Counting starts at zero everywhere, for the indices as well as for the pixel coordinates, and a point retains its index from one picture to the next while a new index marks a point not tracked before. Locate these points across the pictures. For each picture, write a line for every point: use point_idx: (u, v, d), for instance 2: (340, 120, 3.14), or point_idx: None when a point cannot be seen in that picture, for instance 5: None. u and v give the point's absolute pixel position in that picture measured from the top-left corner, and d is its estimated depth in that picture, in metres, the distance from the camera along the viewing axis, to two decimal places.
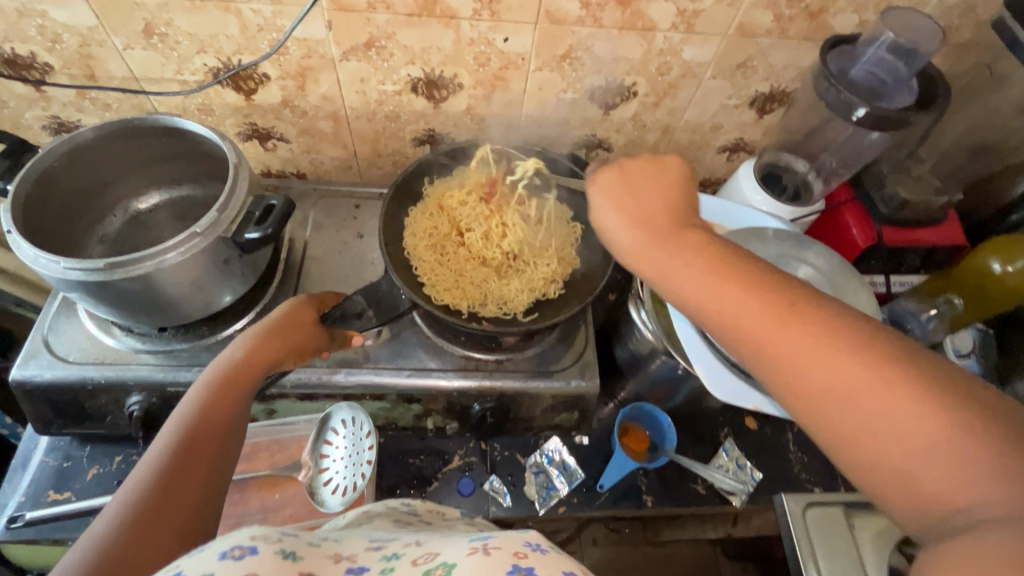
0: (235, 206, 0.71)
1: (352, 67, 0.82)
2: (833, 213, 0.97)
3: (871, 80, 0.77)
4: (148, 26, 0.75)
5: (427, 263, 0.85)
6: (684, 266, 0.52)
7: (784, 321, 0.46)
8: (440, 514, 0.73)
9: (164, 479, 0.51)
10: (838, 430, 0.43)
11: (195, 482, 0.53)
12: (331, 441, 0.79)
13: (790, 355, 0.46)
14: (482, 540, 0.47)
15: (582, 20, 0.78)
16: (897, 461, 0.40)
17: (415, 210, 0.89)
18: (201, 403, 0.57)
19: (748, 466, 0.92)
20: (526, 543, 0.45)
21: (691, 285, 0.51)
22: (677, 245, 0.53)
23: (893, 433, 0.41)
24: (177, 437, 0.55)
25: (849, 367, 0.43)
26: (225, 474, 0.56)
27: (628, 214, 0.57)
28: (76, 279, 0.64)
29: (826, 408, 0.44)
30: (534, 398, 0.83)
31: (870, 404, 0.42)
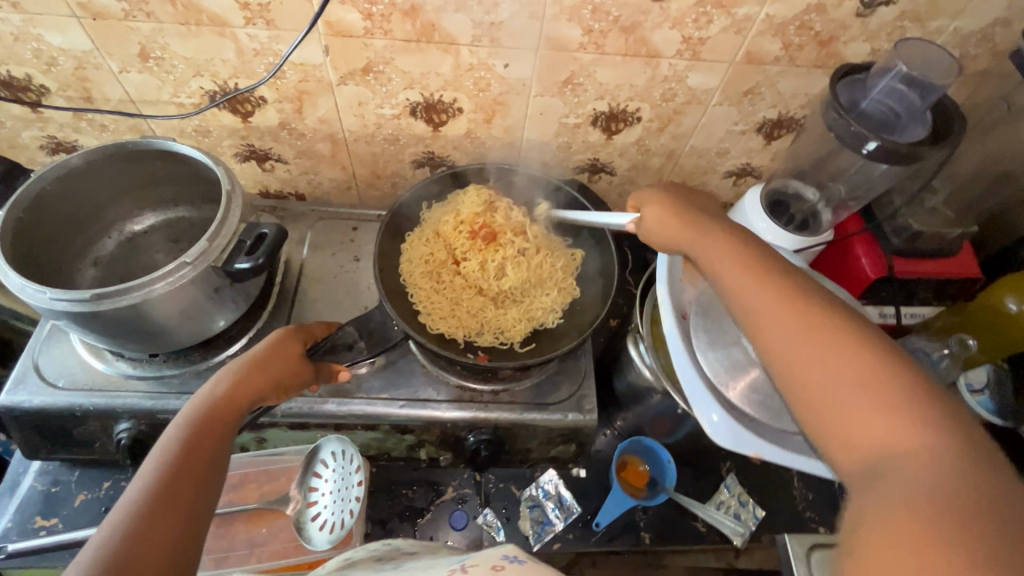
0: (227, 234, 0.70)
1: (350, 92, 0.81)
2: (842, 244, 0.93)
3: (883, 112, 0.75)
4: (143, 50, 0.74)
5: (424, 291, 0.84)
6: (707, 248, 0.59)
7: (767, 285, 0.52)
8: (426, 547, 0.69)
9: (145, 514, 0.49)
10: (795, 378, 0.47)
11: (181, 514, 0.51)
12: (319, 474, 0.77)
13: (767, 310, 0.50)
14: (460, 561, 0.51)
15: (585, 47, 0.76)
16: (842, 405, 0.43)
17: (412, 236, 0.88)
18: (183, 442, 0.55)
19: (750, 503, 0.89)
20: (504, 556, 0.49)
21: (712, 264, 0.57)
22: (707, 235, 0.60)
23: (840, 379, 0.44)
24: (159, 474, 0.52)
25: (816, 326, 0.47)
26: (208, 514, 0.53)
27: (669, 213, 0.64)
28: (62, 309, 0.63)
29: (787, 357, 0.47)
30: (530, 430, 0.81)
31: (826, 354, 0.45)
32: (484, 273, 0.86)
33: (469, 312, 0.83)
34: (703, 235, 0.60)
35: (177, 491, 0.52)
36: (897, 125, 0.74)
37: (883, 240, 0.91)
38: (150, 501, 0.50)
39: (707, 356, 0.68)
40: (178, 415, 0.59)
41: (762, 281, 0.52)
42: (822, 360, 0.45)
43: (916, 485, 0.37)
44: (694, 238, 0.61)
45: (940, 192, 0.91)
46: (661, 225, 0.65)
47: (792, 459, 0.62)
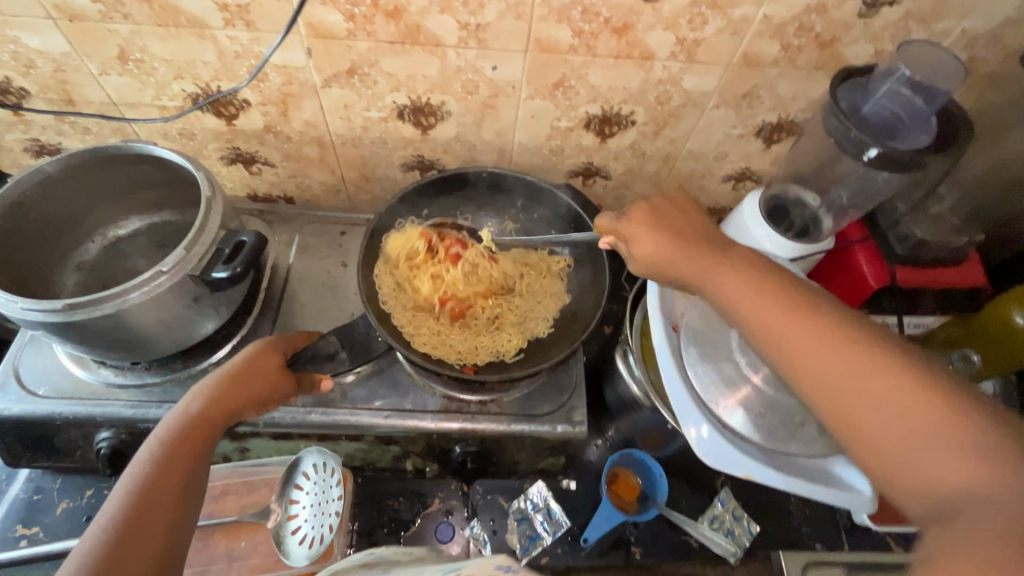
0: (205, 241, 0.68)
1: (336, 94, 0.79)
2: (844, 252, 0.90)
3: (885, 116, 0.71)
4: (121, 52, 0.72)
5: (401, 316, 0.82)
6: (723, 278, 0.57)
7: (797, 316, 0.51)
8: (409, 554, 0.65)
9: (112, 549, 0.49)
10: (839, 413, 0.47)
11: (153, 544, 0.51)
12: (300, 486, 0.76)
13: (800, 345, 0.50)
14: (455, 571, 0.47)
15: (575, 49, 0.74)
16: (893, 440, 0.44)
17: (381, 270, 0.85)
18: (154, 467, 0.54)
19: (744, 517, 0.87)
20: (496, 567, 0.44)
21: (732, 294, 0.56)
22: (720, 262, 0.58)
23: (893, 414, 0.45)
24: (129, 502, 0.52)
25: (854, 358, 0.47)
26: (183, 543, 0.53)
27: (664, 236, 0.62)
28: (35, 320, 0.62)
29: (829, 392, 0.48)
30: (518, 442, 0.79)
31: (870, 389, 0.46)
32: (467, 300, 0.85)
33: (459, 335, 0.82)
34: (719, 264, 0.58)
35: (147, 521, 0.51)
36: (899, 131, 0.71)
37: (886, 248, 0.87)
38: (120, 533, 0.50)
39: (697, 371, 0.65)
40: (154, 432, 0.58)
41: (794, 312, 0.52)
42: (866, 397, 0.46)
43: (994, 519, 0.38)
44: (706, 265, 0.59)
45: (946, 199, 0.88)
46: (659, 242, 0.61)
47: (784, 482, 0.59)
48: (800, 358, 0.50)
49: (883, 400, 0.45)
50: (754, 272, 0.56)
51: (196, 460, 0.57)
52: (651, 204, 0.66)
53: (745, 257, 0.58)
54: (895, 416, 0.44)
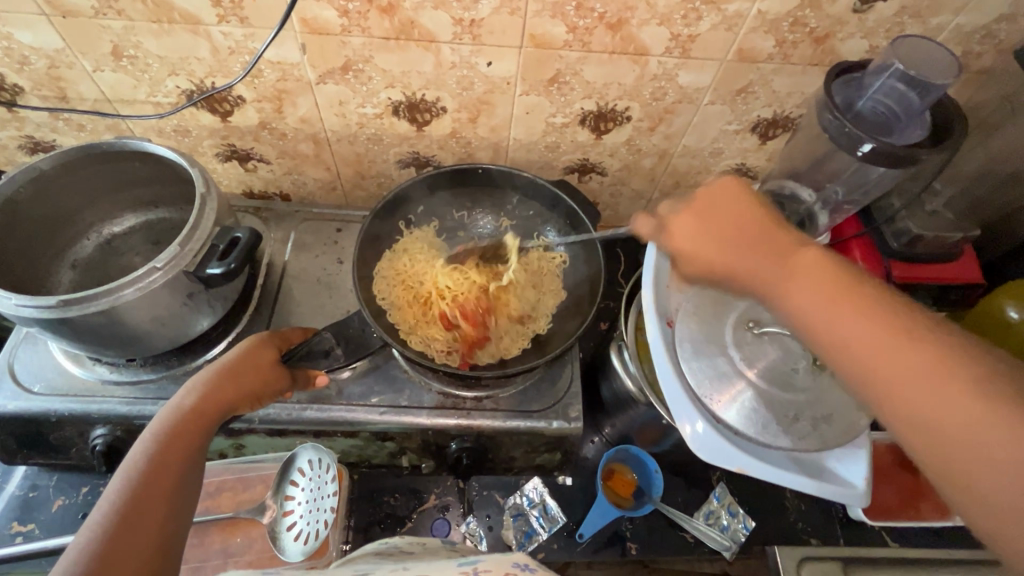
0: (199, 237, 0.68)
1: (330, 91, 0.79)
2: (839, 248, 0.90)
3: (879, 112, 0.72)
4: (115, 48, 0.72)
5: (406, 312, 0.84)
6: (798, 292, 0.51)
7: (894, 339, 0.45)
8: (422, 544, 0.69)
9: (105, 548, 0.48)
10: (945, 457, 0.42)
11: (147, 544, 0.50)
12: (296, 482, 0.76)
13: (895, 375, 0.44)
14: (471, 564, 0.50)
15: (570, 44, 0.74)
16: (1014, 497, 0.38)
17: (380, 279, 0.86)
18: (149, 460, 0.54)
19: (740, 513, 0.87)
20: (515, 564, 0.49)
21: (804, 306, 0.50)
22: (791, 268, 0.52)
23: (1005, 465, 0.39)
24: (122, 497, 0.51)
25: (967, 393, 0.41)
26: (177, 540, 0.53)
27: (720, 240, 0.57)
28: (29, 316, 0.62)
29: (932, 432, 0.42)
30: (514, 438, 0.79)
31: (984, 432, 0.40)
32: (476, 302, 0.85)
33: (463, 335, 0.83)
34: (787, 274, 0.52)
35: (142, 517, 0.51)
36: (894, 127, 0.71)
37: (881, 244, 0.88)
38: (114, 528, 0.49)
39: (692, 366, 0.65)
40: (148, 427, 0.58)
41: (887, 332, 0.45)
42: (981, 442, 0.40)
43: None
44: (775, 275, 0.53)
45: (941, 194, 0.88)
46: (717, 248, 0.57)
47: (780, 476, 0.59)
48: (900, 394, 0.44)
49: (1002, 446, 0.39)
50: (839, 283, 0.49)
51: (189, 460, 0.56)
52: (705, 198, 0.60)
53: (822, 259, 0.51)
54: (1014, 468, 0.38)
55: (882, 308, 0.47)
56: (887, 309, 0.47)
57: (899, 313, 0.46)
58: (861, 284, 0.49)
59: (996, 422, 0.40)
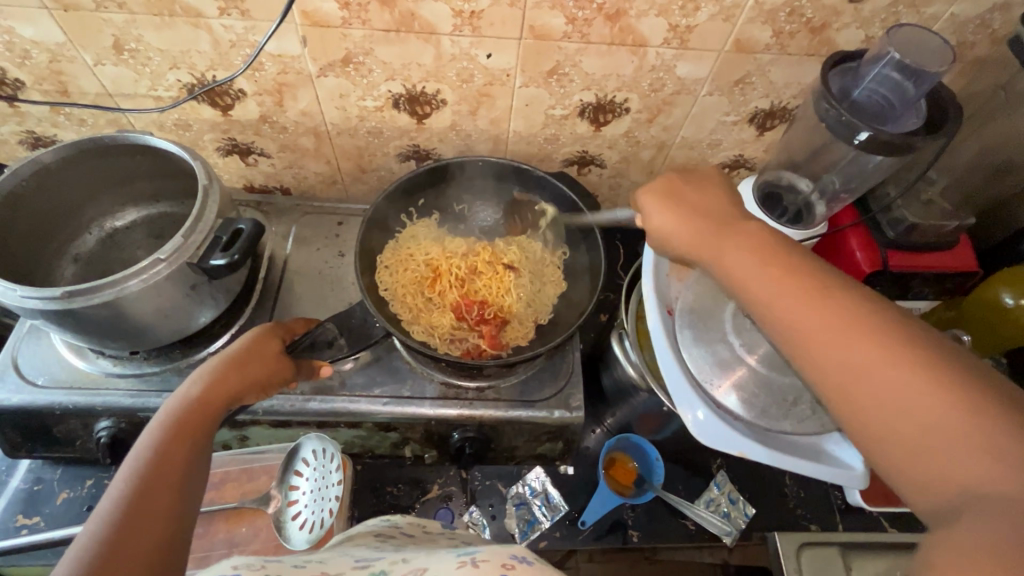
0: (203, 230, 0.69)
1: (331, 84, 0.79)
2: (836, 238, 0.92)
3: (874, 101, 0.73)
4: (117, 42, 0.72)
5: (407, 300, 0.85)
6: (728, 255, 0.52)
7: (807, 296, 0.45)
8: (423, 527, 0.70)
9: (116, 536, 0.46)
10: (852, 403, 0.41)
11: (157, 533, 0.48)
12: (299, 473, 0.76)
13: (809, 328, 0.44)
14: (470, 554, 0.48)
15: (569, 36, 0.74)
16: (916, 439, 0.38)
17: (383, 270, 0.86)
18: (156, 446, 0.53)
19: (741, 501, 0.88)
20: (512, 555, 0.47)
21: (736, 265, 0.51)
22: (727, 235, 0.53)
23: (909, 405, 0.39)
24: (132, 486, 0.50)
25: (870, 341, 0.41)
26: (189, 524, 0.51)
27: (674, 208, 0.57)
28: (34, 308, 0.62)
29: (840, 381, 0.42)
30: (516, 427, 0.80)
31: (884, 376, 0.40)
32: (478, 291, 0.86)
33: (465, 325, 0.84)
34: (724, 239, 0.53)
35: (150, 500, 0.50)
36: (890, 115, 0.72)
37: (877, 233, 0.88)
38: (124, 512, 0.48)
39: (692, 353, 0.66)
40: (152, 419, 0.57)
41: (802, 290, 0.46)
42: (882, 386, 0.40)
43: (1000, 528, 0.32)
44: (711, 240, 0.54)
45: (936, 183, 0.89)
46: (666, 217, 0.57)
47: (782, 460, 0.60)
48: (812, 345, 0.44)
49: (901, 388, 0.39)
50: (764, 247, 0.50)
51: (194, 449, 0.55)
52: (670, 177, 0.60)
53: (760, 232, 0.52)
54: (915, 408, 0.38)
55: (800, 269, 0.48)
56: (809, 272, 0.47)
57: (815, 273, 0.47)
58: (784, 247, 0.50)
59: (896, 367, 0.40)
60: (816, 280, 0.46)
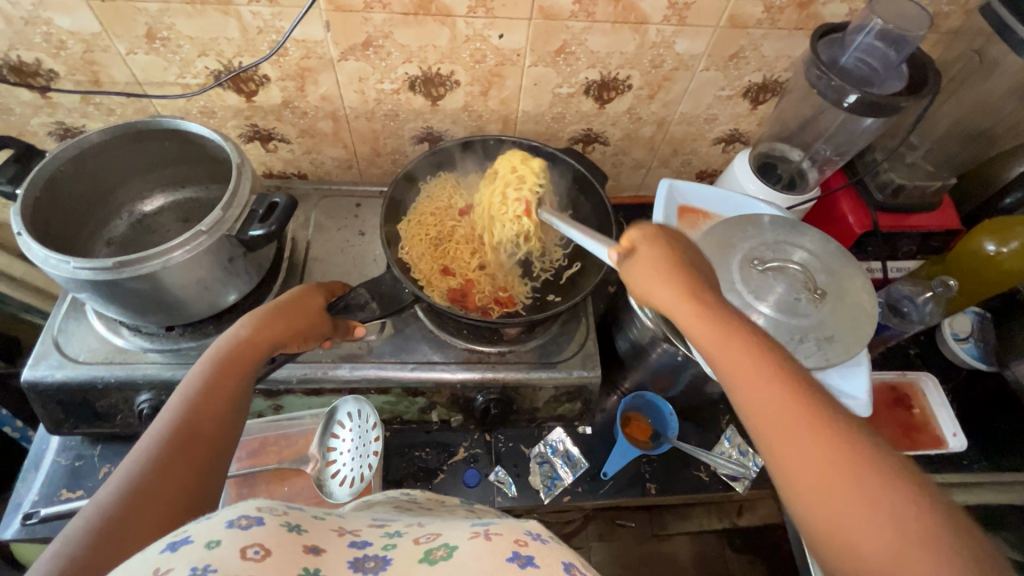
0: (238, 204, 0.72)
1: (351, 67, 0.84)
2: (829, 200, 0.97)
3: (861, 68, 0.79)
4: (150, 31, 0.76)
5: (417, 251, 0.87)
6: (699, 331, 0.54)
7: (811, 431, 0.46)
8: (441, 501, 0.73)
9: (162, 456, 0.50)
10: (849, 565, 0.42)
11: (196, 458, 0.52)
12: (338, 434, 0.82)
13: (807, 478, 0.45)
14: (483, 526, 0.49)
15: (576, 15, 0.79)
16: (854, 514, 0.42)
17: (408, 221, 0.89)
18: (205, 378, 0.57)
19: (751, 452, 0.92)
20: (526, 532, 0.46)
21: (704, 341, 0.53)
22: (712, 326, 0.53)
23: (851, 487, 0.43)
24: (181, 410, 0.54)
25: (871, 497, 0.42)
26: (224, 466, 0.55)
27: (647, 273, 0.59)
28: (85, 278, 0.66)
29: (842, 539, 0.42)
30: (537, 388, 0.84)
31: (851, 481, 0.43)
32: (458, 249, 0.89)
33: (456, 277, 0.87)
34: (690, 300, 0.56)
35: (193, 426, 0.54)
36: (875, 80, 0.78)
37: (866, 196, 0.94)
38: (171, 435, 0.52)
39: None
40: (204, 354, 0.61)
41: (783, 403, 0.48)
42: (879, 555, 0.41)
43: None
44: (684, 310, 0.55)
45: (919, 148, 0.96)
46: (651, 288, 0.58)
47: None
48: (814, 497, 0.44)
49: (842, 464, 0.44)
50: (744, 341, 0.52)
51: (236, 390, 0.59)
52: (653, 237, 0.61)
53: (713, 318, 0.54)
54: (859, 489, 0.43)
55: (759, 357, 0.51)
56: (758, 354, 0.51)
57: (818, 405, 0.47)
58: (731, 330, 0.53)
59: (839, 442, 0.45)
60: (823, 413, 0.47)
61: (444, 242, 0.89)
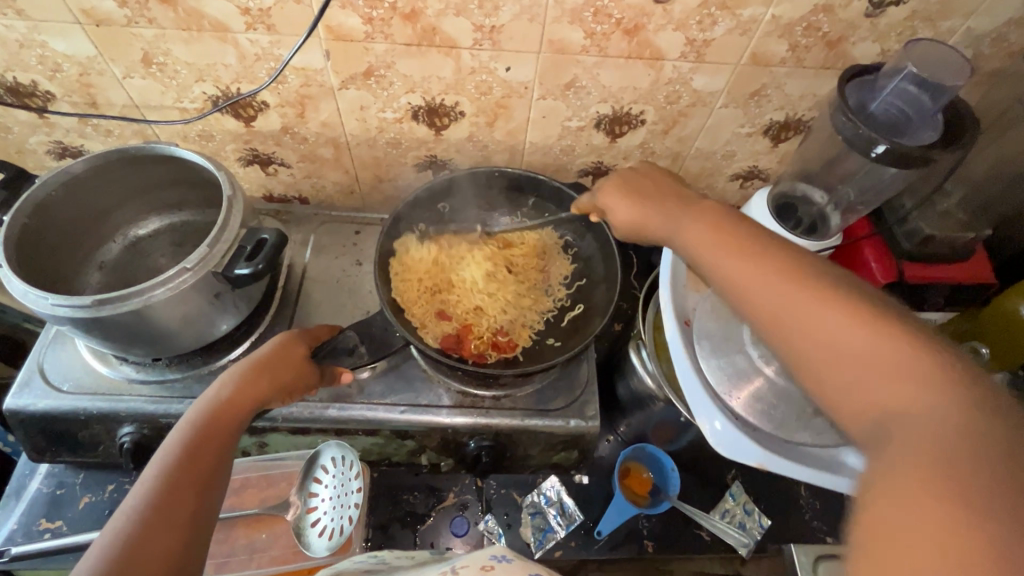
0: (227, 239, 0.69)
1: (352, 96, 0.81)
2: (851, 248, 0.92)
3: (891, 116, 0.73)
4: (146, 56, 0.74)
5: (412, 291, 0.84)
6: (692, 232, 0.55)
7: (779, 275, 0.47)
8: (410, 558, 0.70)
9: (135, 539, 0.48)
10: (826, 385, 0.43)
11: (170, 535, 0.49)
12: (319, 479, 0.79)
13: (789, 322, 0.45)
14: (451, 565, 0.50)
15: (587, 50, 0.75)
16: (834, 361, 0.42)
17: (402, 256, 0.85)
18: (182, 448, 0.55)
19: (756, 511, 0.88)
20: (492, 556, 0.48)
21: (692, 236, 0.55)
22: (682, 215, 0.58)
23: (826, 332, 0.43)
24: (157, 485, 0.52)
25: (848, 343, 0.42)
26: (203, 542, 0.52)
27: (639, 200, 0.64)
28: (64, 315, 0.64)
29: (814, 363, 0.43)
30: (533, 436, 0.79)
31: (828, 328, 0.43)
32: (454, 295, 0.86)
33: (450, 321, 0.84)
34: (676, 213, 0.59)
35: (172, 498, 0.51)
36: (907, 129, 0.72)
37: (893, 244, 0.89)
38: (147, 514, 0.49)
39: (709, 364, 0.68)
40: (181, 419, 0.59)
41: (764, 266, 0.48)
42: (851, 371, 0.41)
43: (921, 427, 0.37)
44: (675, 220, 0.58)
45: None
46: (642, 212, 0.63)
47: (798, 472, 0.62)
48: (787, 336, 0.45)
49: (815, 315, 0.44)
50: (728, 227, 0.53)
51: (218, 458, 0.56)
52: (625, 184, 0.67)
53: (710, 211, 0.56)
54: (832, 331, 0.43)
55: (744, 235, 0.52)
56: (743, 234, 0.52)
57: (788, 256, 0.48)
58: (722, 221, 0.54)
59: (816, 294, 0.45)
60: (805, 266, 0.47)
61: (439, 286, 0.86)
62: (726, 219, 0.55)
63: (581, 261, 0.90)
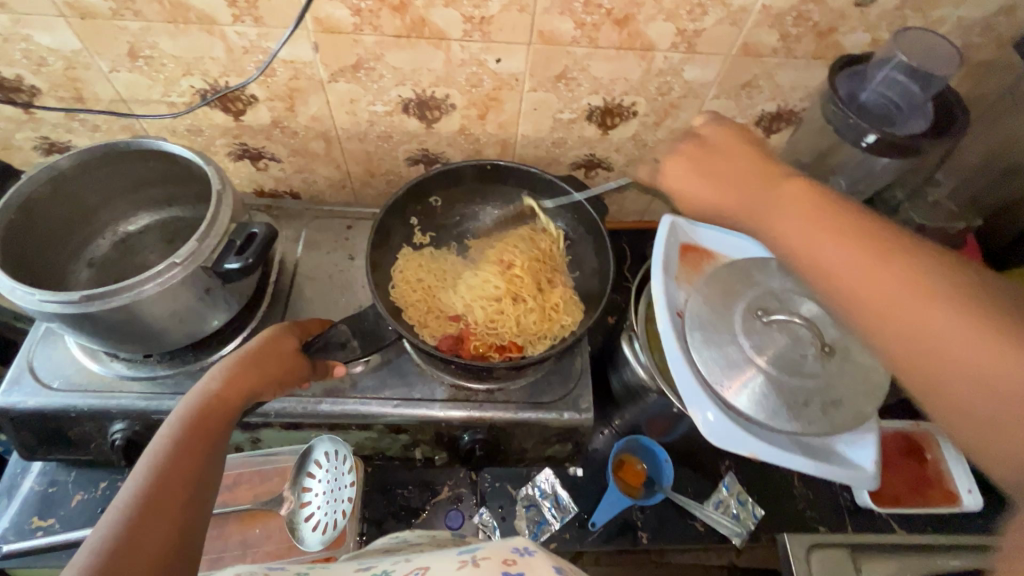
0: (216, 233, 0.69)
1: (342, 89, 0.80)
2: None
3: (882, 105, 0.73)
4: (132, 49, 0.73)
5: (410, 287, 0.85)
6: (786, 224, 0.51)
7: (901, 286, 0.43)
8: (432, 537, 0.70)
9: (127, 532, 0.47)
10: (948, 413, 0.41)
11: (163, 527, 0.49)
12: (313, 474, 0.79)
13: (909, 339, 0.42)
14: (470, 553, 0.48)
15: (578, 40, 0.75)
16: (964, 388, 0.39)
17: (403, 255, 0.88)
18: (173, 442, 0.55)
19: (749, 502, 0.88)
20: (514, 549, 0.47)
21: (788, 227, 0.51)
22: (769, 201, 0.53)
23: (957, 355, 0.40)
24: (148, 478, 0.51)
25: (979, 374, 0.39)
26: (197, 532, 0.51)
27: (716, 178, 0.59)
28: (51, 312, 0.63)
29: (942, 391, 0.41)
30: (527, 429, 0.79)
31: (964, 351, 0.39)
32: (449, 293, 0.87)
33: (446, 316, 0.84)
34: (757, 197, 0.55)
35: (164, 491, 0.51)
36: (897, 119, 0.72)
37: None
38: (139, 507, 0.49)
39: (700, 352, 0.67)
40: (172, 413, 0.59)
41: (880, 274, 0.44)
42: (977, 405, 0.39)
43: None
44: (762, 205, 0.54)
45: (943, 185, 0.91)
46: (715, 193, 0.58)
47: (788, 459, 0.63)
48: (908, 355, 0.43)
49: (944, 337, 0.40)
50: (830, 216, 0.49)
51: (210, 451, 0.56)
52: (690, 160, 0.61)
53: (805, 193, 0.51)
54: (965, 357, 0.39)
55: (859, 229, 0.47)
56: (859, 227, 0.47)
57: (915, 260, 0.43)
58: (824, 211, 0.49)
59: (946, 311, 0.40)
60: (931, 271, 0.43)
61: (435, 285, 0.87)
62: (827, 207, 0.49)
63: (575, 254, 0.89)
